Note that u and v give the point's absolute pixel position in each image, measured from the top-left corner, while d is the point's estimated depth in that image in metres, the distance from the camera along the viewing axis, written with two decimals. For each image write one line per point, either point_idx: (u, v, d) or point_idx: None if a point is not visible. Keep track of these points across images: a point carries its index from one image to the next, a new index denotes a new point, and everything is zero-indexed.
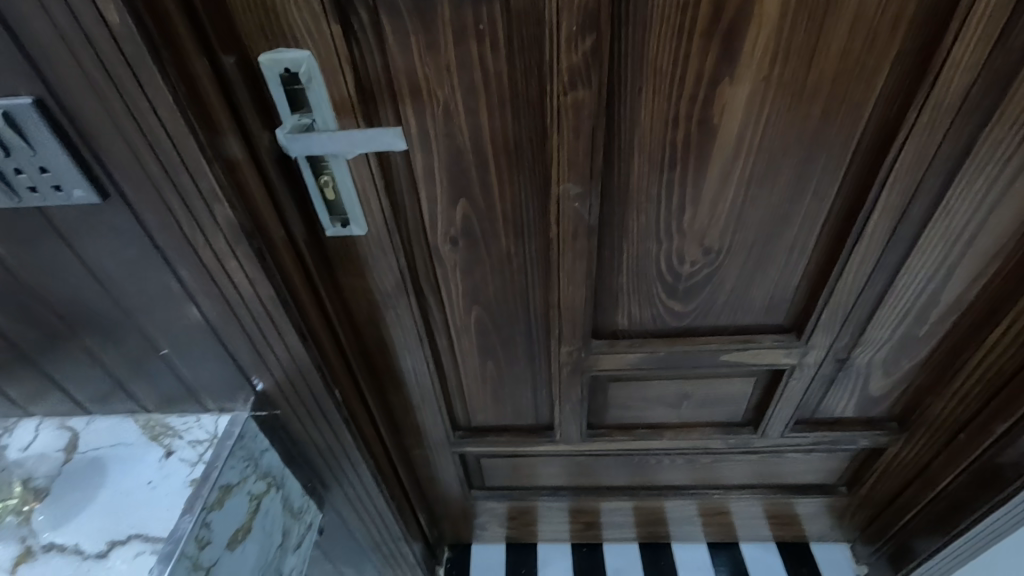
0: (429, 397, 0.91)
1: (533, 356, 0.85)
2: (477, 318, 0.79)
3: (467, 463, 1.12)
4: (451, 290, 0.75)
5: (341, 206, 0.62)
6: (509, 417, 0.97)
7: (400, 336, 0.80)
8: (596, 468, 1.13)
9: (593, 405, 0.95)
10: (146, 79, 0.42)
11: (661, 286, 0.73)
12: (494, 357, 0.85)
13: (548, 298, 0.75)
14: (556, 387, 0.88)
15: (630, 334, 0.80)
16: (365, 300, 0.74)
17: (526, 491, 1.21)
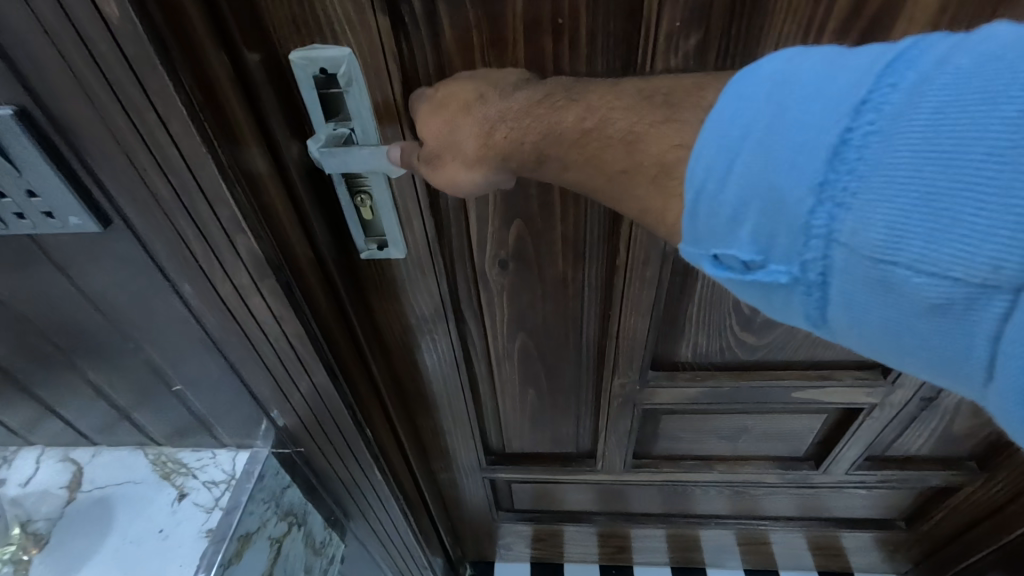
0: (462, 425, 0.83)
1: (580, 386, 0.77)
2: (521, 346, 0.71)
3: (496, 487, 1.04)
4: (496, 316, 0.67)
5: (378, 227, 0.53)
6: (547, 444, 0.90)
7: (435, 364, 0.72)
8: (634, 494, 1.06)
9: (640, 435, 0.87)
10: (154, 88, 0.34)
11: (734, 318, 0.65)
12: (536, 386, 0.77)
13: (604, 328, 0.66)
14: (602, 418, 0.81)
15: (691, 365, 0.72)
16: (400, 328, 0.66)
17: (556, 514, 1.14)
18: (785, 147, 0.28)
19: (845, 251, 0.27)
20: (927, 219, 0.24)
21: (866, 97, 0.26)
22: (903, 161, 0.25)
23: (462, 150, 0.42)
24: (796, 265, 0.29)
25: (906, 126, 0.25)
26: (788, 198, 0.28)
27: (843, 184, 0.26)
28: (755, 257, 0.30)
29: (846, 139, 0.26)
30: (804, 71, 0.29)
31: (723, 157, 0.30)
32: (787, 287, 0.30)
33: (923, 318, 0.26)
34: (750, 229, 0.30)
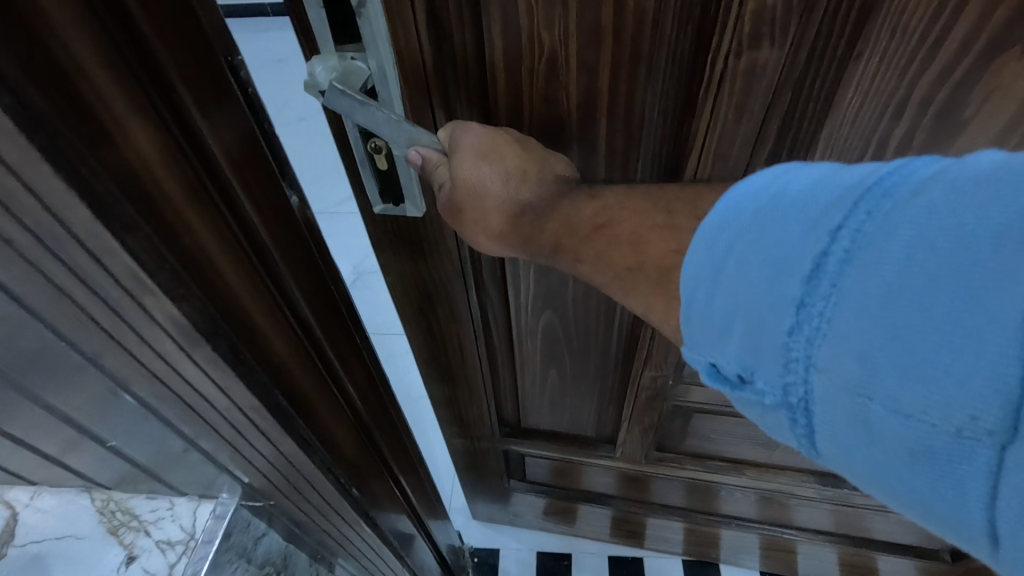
0: (472, 405, 0.75)
1: (605, 373, 0.70)
2: (544, 328, 0.63)
3: (512, 459, 0.97)
4: (522, 303, 0.60)
5: (395, 180, 0.45)
6: (564, 425, 0.84)
7: (463, 356, 0.65)
8: (653, 483, 0.95)
9: (670, 429, 0.82)
10: (41, 210, 0.23)
11: None
12: (558, 365, 0.70)
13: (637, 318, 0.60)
14: (625, 408, 0.75)
15: None
16: (413, 305, 0.60)
17: (568, 489, 1.04)
18: (763, 264, 0.24)
19: (827, 383, 0.22)
20: (911, 360, 0.20)
21: (843, 223, 0.22)
22: (881, 287, 0.20)
23: (490, 221, 0.41)
24: (781, 389, 0.23)
25: (888, 249, 0.20)
26: (760, 313, 0.24)
27: (824, 313, 0.22)
28: (729, 368, 0.25)
29: (823, 262, 0.22)
30: (787, 182, 0.25)
31: (710, 262, 0.26)
32: (771, 411, 0.25)
33: (924, 480, 0.20)
34: (733, 340, 0.25)
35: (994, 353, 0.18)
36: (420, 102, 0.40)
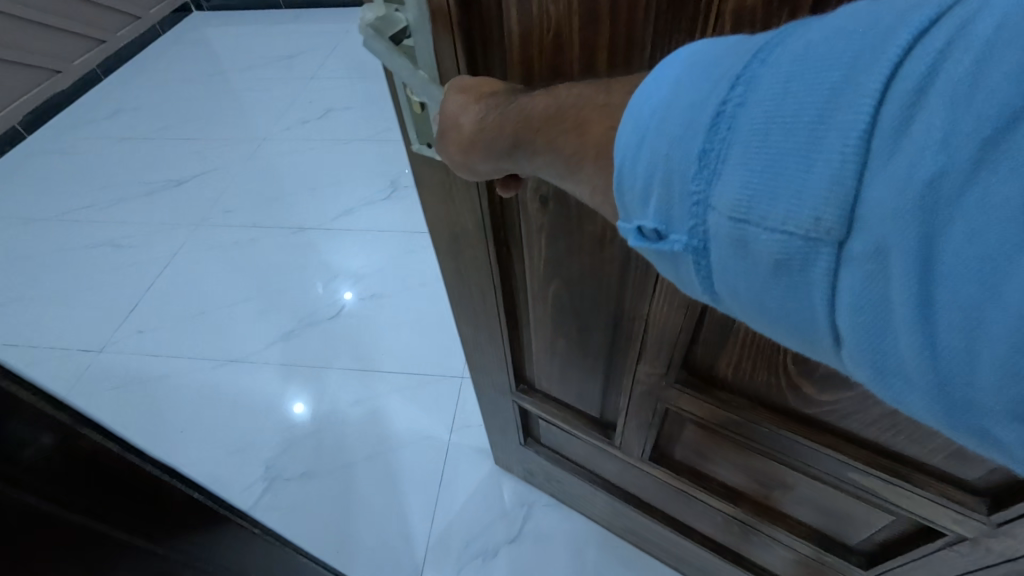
0: (495, 346, 0.77)
1: (611, 351, 0.69)
2: (554, 293, 0.65)
3: (529, 416, 0.90)
4: (534, 259, 0.63)
5: (427, 128, 0.52)
6: (572, 398, 0.81)
7: (476, 285, 0.69)
8: (662, 492, 0.84)
9: (664, 432, 0.75)
10: None
11: (785, 359, 0.54)
12: (567, 336, 0.70)
13: (639, 306, 0.60)
14: (624, 397, 0.73)
15: (730, 386, 0.62)
16: (438, 232, 0.65)
17: (586, 472, 0.94)
18: (677, 121, 0.24)
19: (717, 218, 0.23)
20: (789, 175, 0.20)
21: (741, 72, 0.23)
22: (765, 118, 0.21)
23: (460, 126, 0.41)
24: (686, 234, 0.24)
25: (772, 75, 0.21)
26: (670, 167, 0.24)
27: (718, 153, 0.23)
28: (644, 226, 0.27)
29: (721, 110, 0.23)
30: (701, 52, 0.25)
31: (634, 134, 0.26)
32: (682, 262, 0.25)
33: (803, 296, 0.21)
34: (650, 198, 0.26)
35: (839, 146, 0.19)
36: (448, 60, 0.45)
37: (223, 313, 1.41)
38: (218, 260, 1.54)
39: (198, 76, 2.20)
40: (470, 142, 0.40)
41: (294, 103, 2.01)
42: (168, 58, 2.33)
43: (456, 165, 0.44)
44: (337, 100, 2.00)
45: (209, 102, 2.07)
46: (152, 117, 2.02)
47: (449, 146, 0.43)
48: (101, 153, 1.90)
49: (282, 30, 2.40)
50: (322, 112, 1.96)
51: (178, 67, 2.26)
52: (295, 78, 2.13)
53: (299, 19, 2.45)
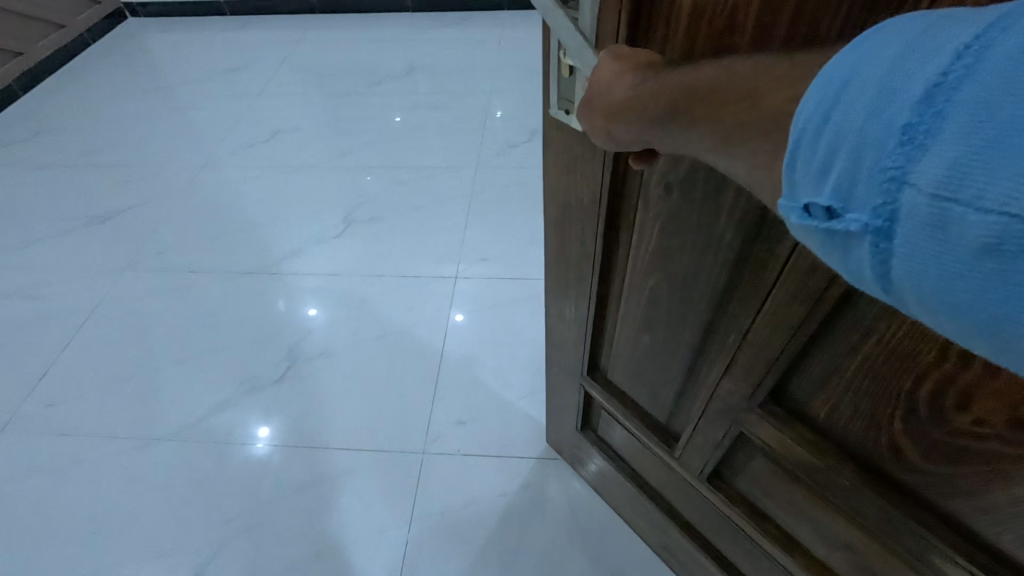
0: (578, 326, 0.78)
1: (692, 360, 0.67)
2: (653, 286, 0.64)
3: (592, 404, 0.91)
4: (641, 246, 0.62)
5: (568, 92, 0.52)
6: (641, 397, 0.79)
7: (576, 255, 0.70)
8: (709, 519, 0.81)
9: (729, 458, 0.72)
10: None
11: (897, 413, 0.50)
12: (651, 332, 0.69)
13: (739, 323, 0.57)
14: (696, 409, 0.71)
15: (820, 428, 0.59)
16: (554, 195, 0.66)
17: (631, 474, 0.93)
18: (878, 91, 0.22)
19: (914, 196, 0.21)
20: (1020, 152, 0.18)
21: (970, 42, 0.20)
22: (996, 91, 0.19)
23: (610, 95, 0.39)
24: (869, 214, 0.22)
25: (1011, 45, 0.19)
26: (863, 141, 0.22)
27: (929, 129, 0.21)
28: (815, 205, 0.25)
29: (940, 81, 0.20)
30: (907, 23, 0.23)
31: (815, 107, 0.24)
32: (856, 243, 0.23)
33: (1013, 290, 0.19)
34: (829, 175, 0.24)
35: None
36: (610, 23, 0.44)
37: (173, 373, 1.41)
38: (126, 310, 1.56)
39: (141, 89, 2.39)
40: (618, 108, 0.38)
41: (230, 119, 2.20)
42: (101, 71, 2.52)
43: (590, 129, 0.43)
44: (283, 123, 2.16)
45: (140, 118, 2.24)
46: (87, 132, 2.17)
47: (589, 110, 0.41)
48: (39, 176, 1.98)
49: (230, 43, 2.66)
50: (267, 135, 2.11)
51: (104, 84, 2.44)
52: (242, 95, 2.32)
53: (242, 27, 2.77)
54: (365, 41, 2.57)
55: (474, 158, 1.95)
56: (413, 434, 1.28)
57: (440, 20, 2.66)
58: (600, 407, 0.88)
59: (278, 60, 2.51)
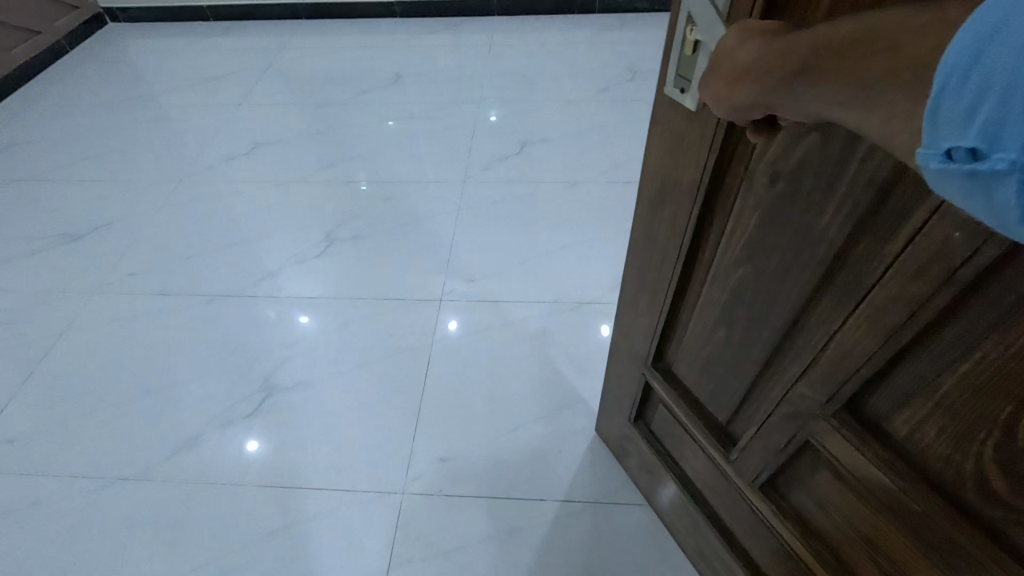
0: (649, 313, 0.83)
1: (767, 360, 0.67)
2: (739, 278, 0.64)
3: (650, 397, 0.97)
4: (734, 238, 0.62)
5: (687, 70, 0.53)
6: (703, 394, 0.82)
7: (664, 240, 0.73)
8: (755, 524, 0.82)
9: (790, 466, 0.71)
10: None
11: (989, 441, 0.47)
12: (728, 327, 0.70)
13: (824, 325, 0.56)
14: (763, 411, 0.70)
15: (897, 446, 0.56)
16: (653, 177, 0.69)
17: (674, 469, 0.99)
18: None
19: None
20: None
21: None
22: None
23: (734, 60, 0.40)
24: (1017, 152, 0.23)
25: None
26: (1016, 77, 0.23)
27: None
28: (958, 149, 0.26)
29: None
30: None
31: (966, 50, 0.25)
32: (1002, 185, 0.24)
33: None
34: (976, 115, 0.25)
35: None
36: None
37: (135, 409, 1.47)
38: (93, 338, 1.64)
39: (125, 99, 2.60)
40: (739, 73, 0.40)
41: (208, 132, 2.39)
42: (82, 79, 2.74)
43: (707, 95, 0.45)
44: (262, 135, 2.34)
45: (125, 125, 2.45)
46: (74, 138, 2.38)
47: (710, 78, 0.44)
48: (31, 190, 2.13)
49: (220, 50, 2.92)
50: (248, 147, 2.29)
51: (89, 94, 2.65)
52: (224, 103, 2.54)
53: (225, 34, 3.05)
54: (355, 54, 2.82)
55: (461, 172, 2.12)
56: (394, 476, 1.33)
57: (428, 39, 2.89)
58: (658, 399, 0.94)
59: (261, 67, 2.76)
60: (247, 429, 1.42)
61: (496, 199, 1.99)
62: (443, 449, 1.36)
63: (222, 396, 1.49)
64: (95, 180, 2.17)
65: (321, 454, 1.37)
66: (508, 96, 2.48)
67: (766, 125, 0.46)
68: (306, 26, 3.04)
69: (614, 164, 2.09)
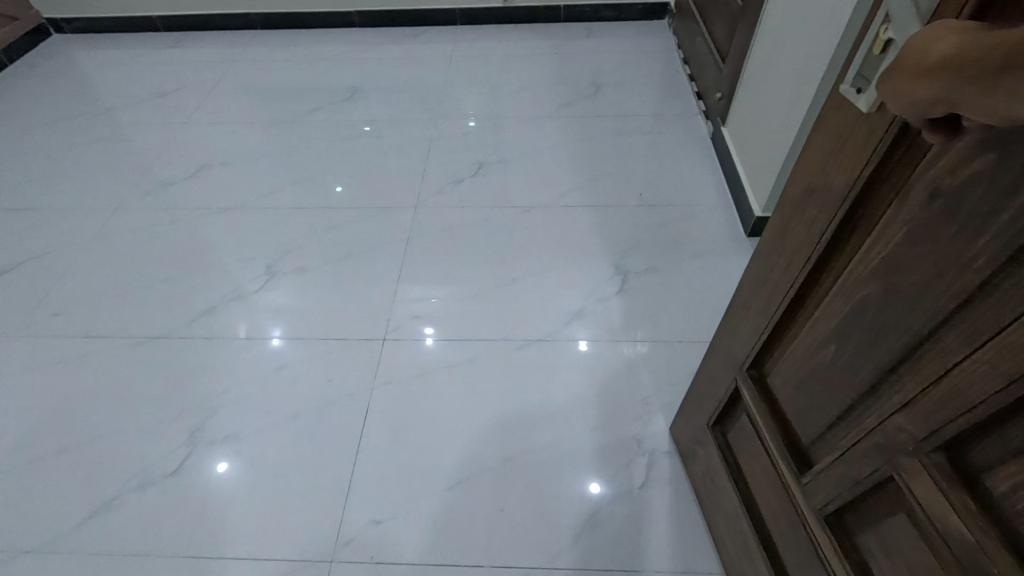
0: (761, 323, 1.01)
1: (871, 384, 0.76)
2: (868, 293, 0.73)
3: (734, 406, 1.21)
4: (869, 254, 0.72)
5: (867, 73, 0.66)
6: (798, 411, 0.95)
7: (800, 245, 0.86)
8: (809, 548, 0.93)
9: (865, 498, 0.79)
10: None
11: None
12: (841, 345, 0.80)
13: (943, 354, 0.63)
14: (854, 438, 0.79)
15: (983, 498, 0.61)
16: (807, 178, 0.83)
17: (736, 466, 1.23)
18: None
19: None
20: None
21: None
22: None
23: (927, 54, 0.49)
24: None
25: None
26: None
27: None
28: None
29: None
30: None
31: None
32: None
33: None
34: None
35: None
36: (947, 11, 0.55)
37: (106, 456, 2.00)
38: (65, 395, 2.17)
39: (102, 166, 3.24)
40: (930, 66, 0.49)
41: (175, 201, 2.99)
42: (67, 149, 3.36)
43: (890, 91, 0.55)
44: (227, 203, 2.95)
45: (103, 188, 3.08)
46: (67, 200, 3.01)
47: (899, 75, 0.53)
48: (56, 256, 2.72)
49: (192, 122, 3.57)
50: (222, 208, 2.92)
51: (75, 162, 3.28)
52: (197, 172, 3.18)
53: (198, 103, 3.74)
54: (315, 124, 3.52)
55: (405, 239, 2.74)
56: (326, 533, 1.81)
57: (373, 120, 3.53)
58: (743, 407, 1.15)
59: (232, 138, 3.42)
60: (208, 467, 1.96)
61: (445, 229, 2.79)
62: (376, 515, 1.84)
63: (168, 448, 2.01)
64: (94, 251, 2.73)
65: (288, 450, 2.00)
66: (483, 170, 3.13)
67: (945, 127, 0.53)
68: (272, 100, 3.76)
69: (617, 219, 2.79)
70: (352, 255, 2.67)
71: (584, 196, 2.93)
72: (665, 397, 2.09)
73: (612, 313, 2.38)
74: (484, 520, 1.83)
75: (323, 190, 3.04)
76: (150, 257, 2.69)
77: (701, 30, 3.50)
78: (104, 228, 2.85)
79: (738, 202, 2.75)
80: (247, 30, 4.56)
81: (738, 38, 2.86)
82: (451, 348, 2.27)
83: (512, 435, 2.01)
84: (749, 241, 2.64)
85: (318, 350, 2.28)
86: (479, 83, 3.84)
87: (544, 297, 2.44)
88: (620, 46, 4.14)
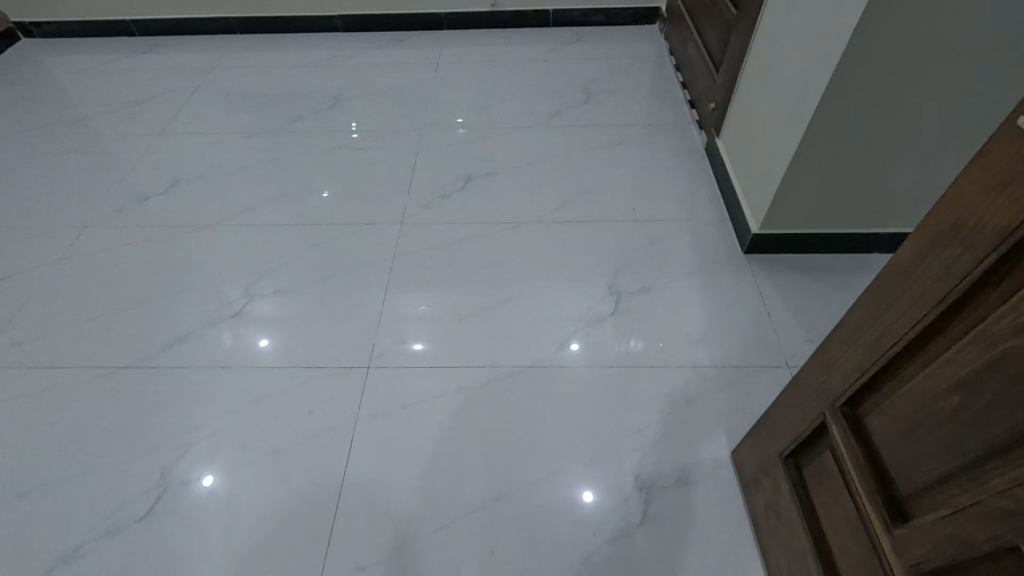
0: (865, 366, 1.09)
1: (995, 444, 0.81)
2: (1010, 348, 0.77)
3: (814, 442, 1.33)
4: (1016, 312, 0.76)
5: None
6: (900, 457, 1.02)
7: (930, 288, 0.90)
8: None
9: (974, 560, 0.85)
10: None
11: None
12: (965, 400, 0.86)
13: None
14: (971, 499, 0.85)
15: None
16: (950, 222, 0.86)
17: (816, 495, 1.34)
18: None
19: None
20: None
21: None
22: None
23: None
24: None
25: None
26: None
27: None
28: None
29: None
30: None
31: None
32: None
33: None
34: None
35: None
36: None
37: (72, 492, 1.90)
38: (29, 428, 2.06)
39: (70, 178, 3.11)
40: None
41: (150, 216, 2.88)
42: (33, 160, 3.22)
43: None
44: (207, 220, 2.86)
45: (71, 203, 2.95)
46: (32, 215, 2.88)
47: None
48: (21, 275, 2.59)
49: (167, 133, 3.45)
50: (201, 226, 2.83)
51: (39, 173, 3.13)
52: (173, 185, 3.07)
53: (171, 112, 3.61)
54: (297, 134, 3.42)
55: (391, 256, 2.67)
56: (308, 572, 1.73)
57: (358, 130, 3.44)
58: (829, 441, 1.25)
59: (211, 149, 3.32)
60: (182, 505, 1.87)
61: (433, 245, 2.71)
62: (361, 557, 1.76)
63: (140, 484, 1.92)
64: (62, 269, 2.62)
65: (270, 484, 1.91)
66: (472, 182, 3.06)
67: None
68: (251, 108, 3.64)
69: (612, 231, 2.74)
70: (335, 275, 2.58)
71: (574, 210, 2.87)
72: (665, 420, 2.03)
73: (612, 329, 2.32)
74: (470, 561, 1.75)
75: (306, 204, 2.94)
76: (122, 279, 2.58)
77: (693, 38, 3.45)
78: (71, 246, 2.73)
79: (734, 220, 2.67)
80: (226, 35, 4.43)
81: (731, 49, 2.82)
82: (442, 371, 2.20)
83: (501, 468, 1.93)
84: (744, 257, 2.59)
85: (300, 378, 2.19)
86: (467, 90, 3.76)
87: (538, 315, 2.38)
88: (611, 52, 4.08)
